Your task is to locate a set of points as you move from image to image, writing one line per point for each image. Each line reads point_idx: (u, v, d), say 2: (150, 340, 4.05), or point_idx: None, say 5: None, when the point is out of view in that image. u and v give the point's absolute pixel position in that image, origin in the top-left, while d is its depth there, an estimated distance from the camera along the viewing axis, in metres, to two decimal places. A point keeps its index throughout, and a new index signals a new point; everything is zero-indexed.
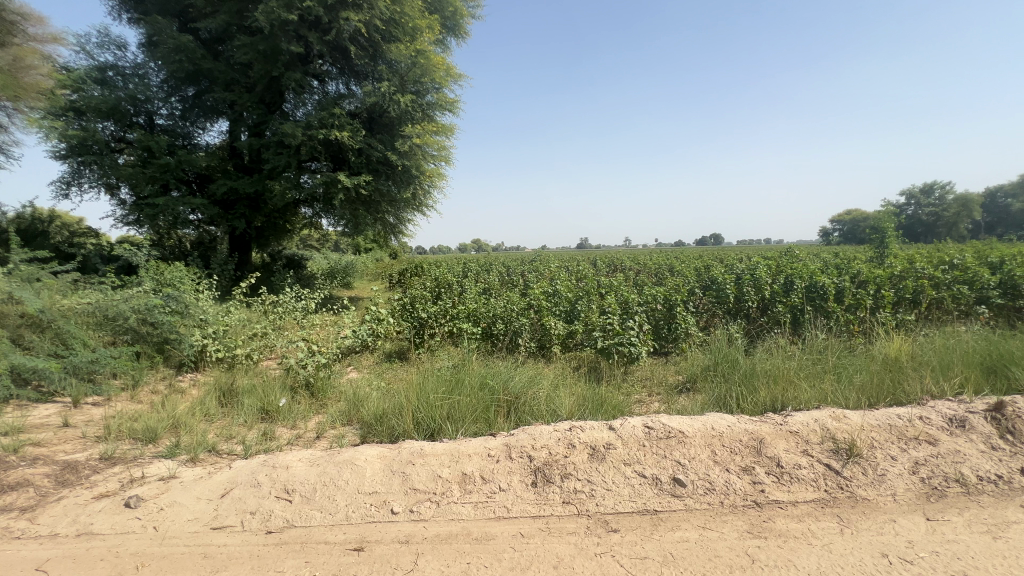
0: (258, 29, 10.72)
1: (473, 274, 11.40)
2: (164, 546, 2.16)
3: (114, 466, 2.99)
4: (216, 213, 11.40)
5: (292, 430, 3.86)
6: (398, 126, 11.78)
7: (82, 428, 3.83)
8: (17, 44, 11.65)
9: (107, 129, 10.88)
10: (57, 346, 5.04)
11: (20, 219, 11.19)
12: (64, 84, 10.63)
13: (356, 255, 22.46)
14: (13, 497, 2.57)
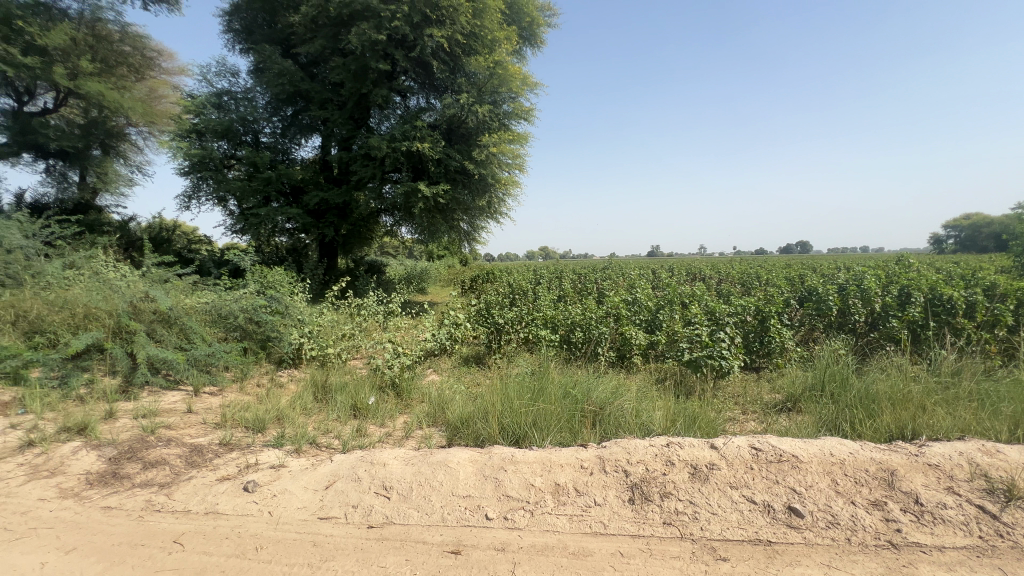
0: (350, 50, 11.51)
1: (546, 281, 11.38)
2: (278, 530, 2.30)
3: (232, 451, 3.27)
4: (309, 222, 12.33)
5: (382, 429, 4.00)
6: (475, 136, 12.07)
7: (202, 415, 4.25)
8: (153, 76, 13.43)
9: (222, 148, 12.20)
10: (182, 340, 5.67)
11: (150, 228, 12.80)
12: (189, 110, 12.08)
13: (430, 261, 23.31)
14: (154, 474, 2.90)
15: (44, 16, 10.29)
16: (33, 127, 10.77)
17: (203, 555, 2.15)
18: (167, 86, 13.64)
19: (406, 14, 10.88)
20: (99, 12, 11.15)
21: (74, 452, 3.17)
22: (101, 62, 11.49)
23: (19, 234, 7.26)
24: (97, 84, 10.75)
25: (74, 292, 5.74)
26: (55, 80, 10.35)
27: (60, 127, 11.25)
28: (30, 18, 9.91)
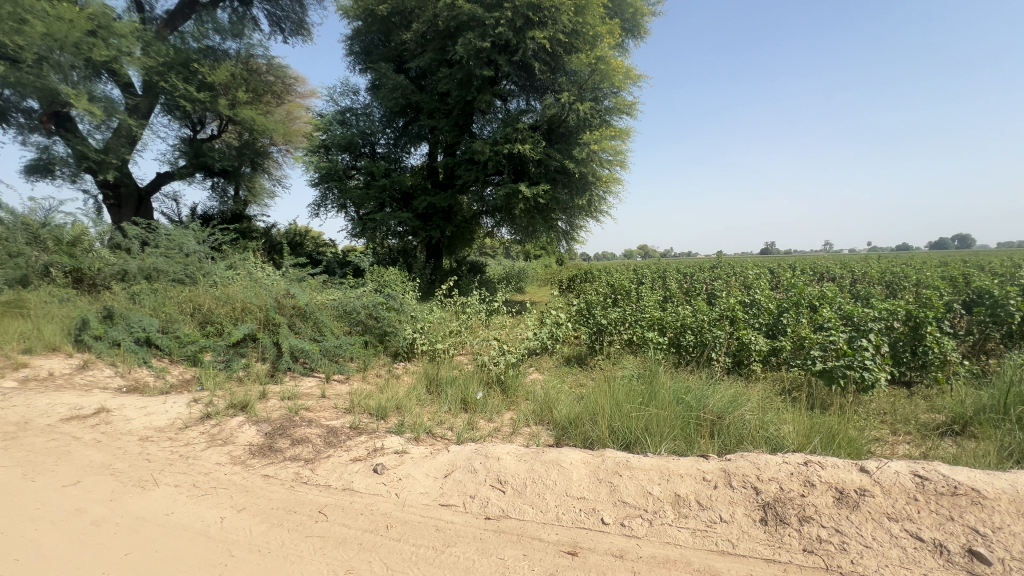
0: (456, 59, 12.06)
1: (650, 280, 10.91)
2: (405, 511, 2.48)
3: (362, 435, 3.60)
4: (418, 225, 13.17)
5: (491, 424, 4.12)
6: (576, 135, 11.96)
7: (333, 400, 4.73)
8: (290, 100, 15.30)
9: (345, 160, 13.53)
10: (315, 333, 6.40)
11: (288, 233, 14.62)
12: (320, 128, 13.59)
13: (528, 261, 23.63)
14: (300, 450, 3.30)
15: (212, 57, 12.29)
16: (203, 151, 12.88)
17: (343, 527, 2.39)
18: (301, 108, 15.45)
19: (510, 19, 11.13)
20: (251, 49, 13.03)
21: (240, 426, 3.72)
22: (252, 91, 13.39)
23: (194, 241, 8.73)
24: (249, 110, 12.55)
25: (233, 289, 6.75)
26: (219, 110, 12.27)
27: (222, 149, 13.34)
28: (203, 60, 11.88)
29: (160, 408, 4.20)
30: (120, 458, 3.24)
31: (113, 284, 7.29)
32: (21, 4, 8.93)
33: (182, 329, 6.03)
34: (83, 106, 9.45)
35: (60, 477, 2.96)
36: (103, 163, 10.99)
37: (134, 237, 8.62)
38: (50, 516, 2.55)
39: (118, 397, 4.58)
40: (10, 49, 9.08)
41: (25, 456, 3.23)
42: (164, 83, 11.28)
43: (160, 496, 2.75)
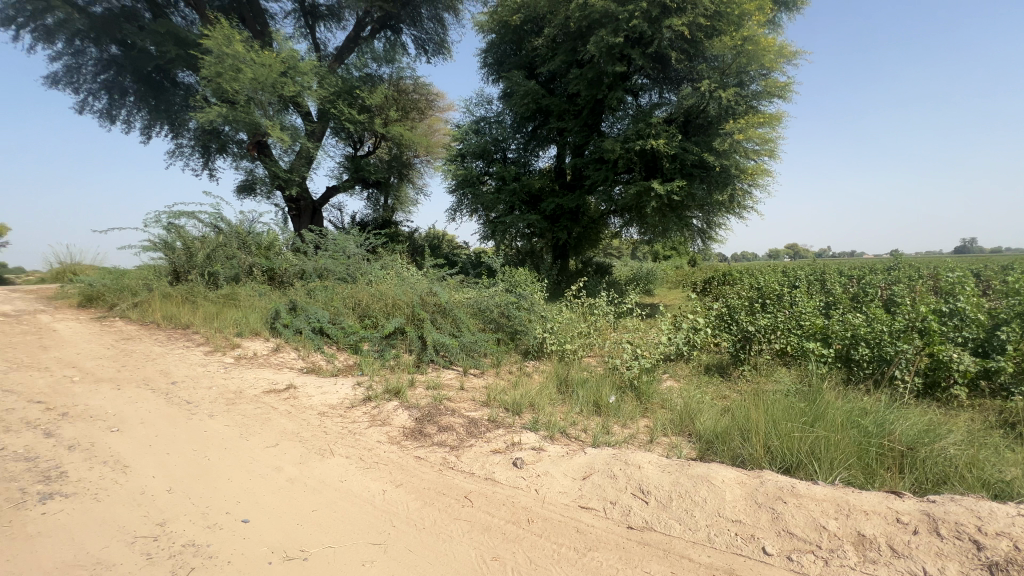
0: (586, 59, 11.98)
1: (805, 283, 9.59)
2: (545, 509, 2.51)
3: (499, 428, 3.75)
4: (546, 226, 13.39)
5: (626, 430, 3.97)
6: (716, 125, 11.05)
7: (471, 392, 5.02)
8: (432, 115, 16.59)
9: (479, 167, 14.35)
10: (454, 328, 6.89)
11: (429, 237, 15.99)
12: (457, 138, 14.61)
13: (657, 262, 22.49)
14: (446, 437, 3.56)
15: (370, 83, 14.06)
16: (362, 166, 14.73)
17: (487, 514, 2.51)
18: (440, 122, 16.64)
19: (645, 10, 10.70)
20: (401, 73, 14.80)
21: (395, 409, 4.16)
22: (401, 110, 14.93)
23: (354, 244, 10.03)
24: (399, 127, 13.99)
25: (385, 287, 7.55)
26: (375, 129, 13.93)
27: (376, 164, 15.13)
28: (363, 86, 13.62)
29: (332, 388, 4.89)
30: (305, 428, 3.83)
31: (296, 282, 8.71)
32: (237, 57, 11.16)
33: (346, 321, 6.95)
34: (276, 135, 11.47)
35: (263, 439, 3.60)
36: (289, 181, 13.20)
37: (310, 242, 10.18)
38: (259, 471, 3.11)
39: (301, 377, 5.44)
40: (230, 93, 11.40)
41: (240, 419, 4.01)
42: (334, 109, 13.16)
43: (336, 465, 3.19)
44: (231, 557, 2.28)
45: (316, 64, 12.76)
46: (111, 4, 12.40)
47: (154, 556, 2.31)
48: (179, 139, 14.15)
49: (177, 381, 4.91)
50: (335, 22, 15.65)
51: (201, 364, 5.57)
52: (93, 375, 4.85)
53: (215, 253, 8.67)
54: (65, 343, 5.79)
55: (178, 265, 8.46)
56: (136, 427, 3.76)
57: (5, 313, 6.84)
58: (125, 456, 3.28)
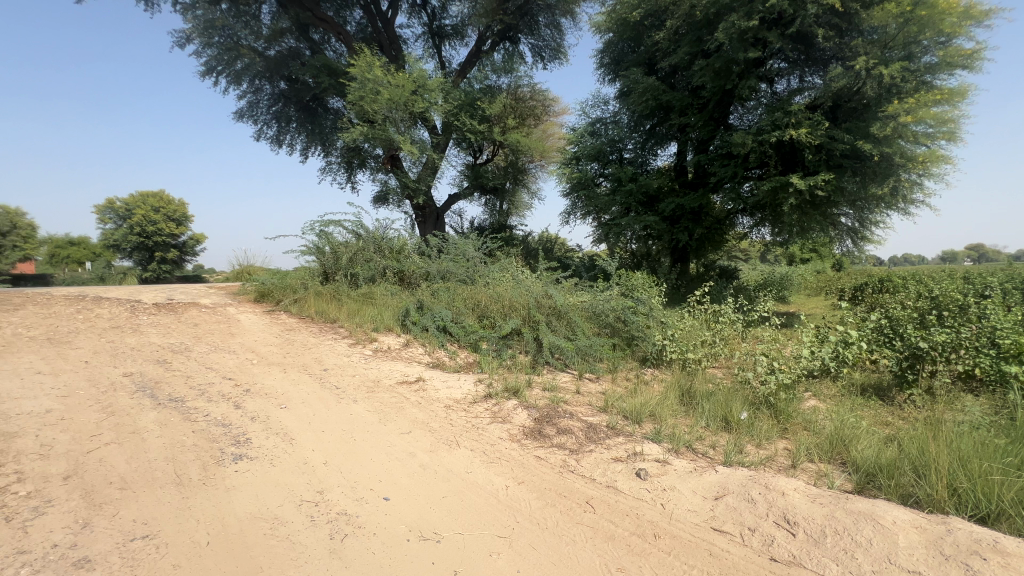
0: (714, 48, 11.17)
1: (998, 293, 7.82)
2: (674, 525, 2.42)
3: (620, 436, 3.66)
4: (664, 228, 12.74)
5: (762, 451, 3.61)
6: (875, 108, 9.56)
7: (588, 397, 4.97)
8: (548, 119, 16.64)
9: (594, 169, 14.21)
10: (569, 332, 6.93)
11: (541, 240, 16.26)
12: (572, 141, 14.62)
13: (792, 265, 20.09)
14: (565, 439, 3.58)
15: (490, 94, 14.74)
16: (481, 173, 15.49)
17: (610, 522, 2.47)
18: (555, 126, 16.64)
19: None
20: (519, 81, 15.28)
21: (515, 408, 4.28)
22: (518, 117, 15.35)
23: (473, 248, 10.58)
24: (516, 134, 14.41)
25: (503, 289, 7.82)
26: (494, 137, 14.54)
27: (494, 170, 15.79)
28: (484, 98, 14.33)
29: (456, 384, 5.20)
30: (434, 419, 4.13)
31: (422, 282, 9.45)
32: (376, 81, 12.45)
33: (467, 320, 7.33)
34: (408, 149, 12.57)
35: (399, 426, 3.95)
36: (416, 190, 14.38)
37: (435, 246, 10.96)
38: (395, 455, 3.42)
39: (428, 371, 5.88)
40: (370, 114, 12.78)
41: (378, 406, 4.45)
42: (457, 122, 14.04)
43: (461, 456, 3.37)
44: (377, 530, 2.55)
45: (443, 81, 13.72)
46: (281, 46, 14.67)
47: (317, 519, 2.68)
48: (329, 157, 16.23)
49: (328, 368, 5.63)
50: (459, 40, 16.69)
51: (347, 354, 6.32)
52: (266, 359, 5.77)
53: (356, 256, 9.74)
54: (246, 332, 6.99)
55: (326, 267, 9.68)
56: (298, 406, 4.38)
57: (205, 305, 8.47)
58: (291, 430, 3.84)
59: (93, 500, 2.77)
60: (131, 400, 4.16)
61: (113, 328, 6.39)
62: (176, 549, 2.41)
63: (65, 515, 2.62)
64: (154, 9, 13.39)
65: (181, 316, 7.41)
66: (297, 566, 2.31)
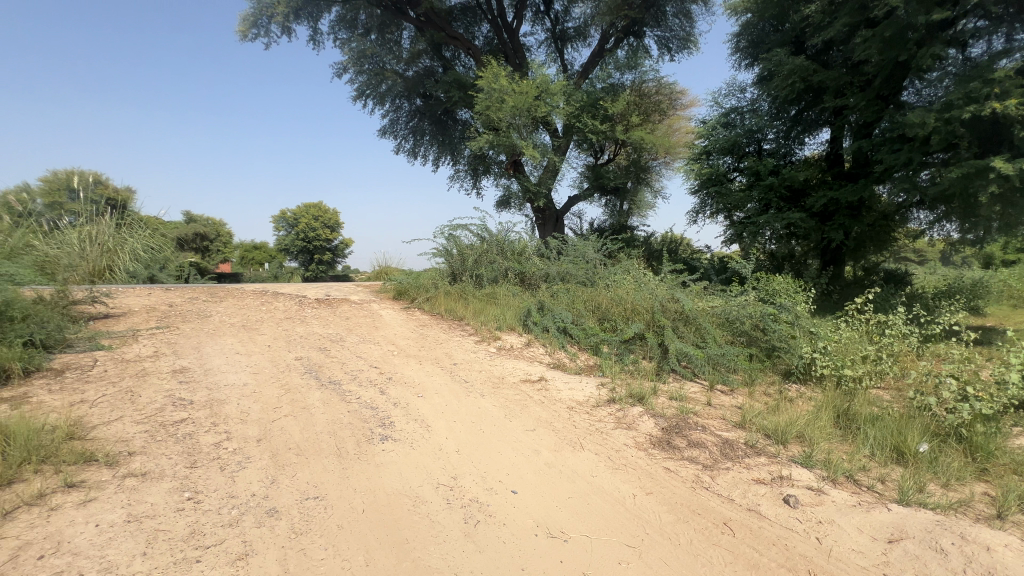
0: (882, 14, 9.56)
1: None
2: (834, 565, 2.30)
3: (761, 456, 3.36)
4: (813, 226, 11.25)
5: (951, 494, 3.02)
6: None
7: (721, 410, 4.58)
8: (674, 113, 15.77)
9: (727, 163, 13.23)
10: (698, 339, 6.50)
11: (665, 241, 15.48)
12: (702, 135, 13.67)
13: (990, 268, 16.27)
14: (697, 453, 3.40)
15: (612, 93, 14.45)
16: (602, 174, 15.26)
17: (753, 550, 2.38)
18: (682, 120, 15.69)
19: None
20: (644, 76, 14.73)
21: (641, 415, 4.15)
22: (643, 113, 14.75)
23: (593, 250, 10.48)
24: (640, 132, 13.90)
25: (625, 292, 7.61)
26: (616, 136, 14.21)
27: (615, 170, 15.42)
28: (607, 97, 14.10)
29: (578, 386, 5.19)
30: (557, 419, 4.18)
31: (543, 284, 9.63)
32: (501, 90, 12.98)
33: (588, 323, 7.26)
34: (530, 153, 12.88)
35: (523, 423, 4.08)
36: (538, 193, 14.67)
37: (555, 248, 11.08)
38: (522, 451, 3.53)
39: (550, 371, 5.97)
40: (496, 122, 13.36)
41: (504, 402, 4.65)
42: (579, 123, 14.04)
43: (586, 459, 3.37)
44: (506, 520, 2.69)
45: (565, 84, 13.82)
46: (418, 67, 16.06)
47: (452, 502, 2.89)
48: (457, 165, 17.37)
49: (458, 362, 6.04)
50: (581, 41, 16.67)
51: (474, 350, 6.70)
52: (404, 352, 6.37)
53: (481, 258, 10.25)
54: (387, 326, 7.80)
55: (454, 268, 10.34)
56: (432, 395, 4.77)
57: (355, 301, 9.64)
58: (428, 418, 4.20)
59: (278, 461, 3.33)
60: (304, 380, 4.93)
61: (287, 319, 7.60)
62: (340, 511, 2.80)
63: (259, 470, 3.20)
64: (319, 47, 15.60)
65: (337, 311, 8.53)
66: (437, 543, 2.53)
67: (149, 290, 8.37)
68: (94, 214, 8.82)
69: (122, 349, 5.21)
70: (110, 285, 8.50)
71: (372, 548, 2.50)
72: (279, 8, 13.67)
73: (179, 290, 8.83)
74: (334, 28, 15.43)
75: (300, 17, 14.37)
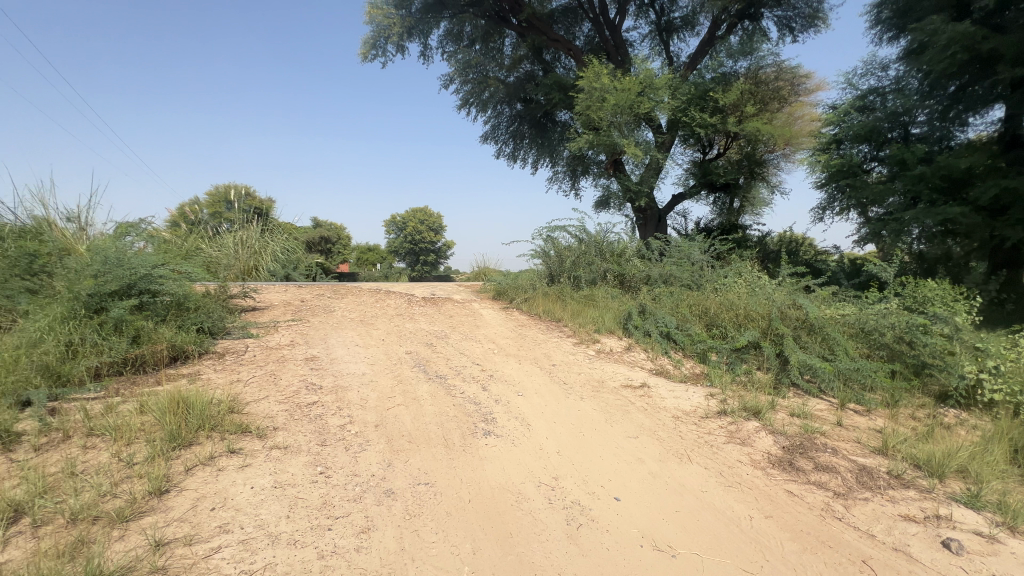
0: None
1: None
2: None
3: (910, 490, 2.98)
4: (980, 222, 9.36)
5: None
6: None
7: (855, 433, 4.04)
8: (795, 100, 14.21)
9: (862, 151, 11.82)
10: (825, 351, 5.80)
11: (783, 241, 14.06)
12: (831, 122, 12.30)
13: None
14: (828, 478, 3.12)
15: (724, 83, 13.47)
16: (710, 170, 14.26)
17: None
18: (805, 107, 14.08)
19: None
20: (761, 62, 13.60)
21: (757, 431, 3.83)
22: (759, 102, 13.48)
23: (700, 251, 9.90)
24: (755, 122, 12.77)
25: (737, 297, 7.05)
26: (728, 129, 13.20)
27: (726, 165, 14.23)
28: (717, 87, 13.18)
29: (684, 394, 4.92)
30: (661, 428, 3.99)
31: (644, 286, 9.30)
32: (603, 88, 12.72)
33: (694, 328, 6.82)
34: (631, 151, 12.46)
35: (625, 429, 3.97)
36: (639, 193, 14.15)
37: (657, 249, 10.62)
38: (624, 458, 3.44)
39: (653, 378, 5.73)
40: (596, 122, 13.15)
41: (604, 406, 4.56)
42: (686, 118, 13.32)
43: (694, 472, 3.22)
44: (610, 527, 2.68)
45: (670, 77, 13.20)
46: (519, 72, 16.45)
47: (554, 502, 2.92)
48: (556, 167, 17.43)
49: (556, 363, 6.06)
50: (689, 30, 15.81)
51: (572, 352, 6.66)
52: (504, 351, 6.55)
53: (579, 259, 10.11)
54: (488, 325, 8.07)
55: (552, 269, 10.33)
56: (532, 395, 4.84)
57: (457, 300, 10.12)
58: (528, 416, 4.27)
59: (393, 446, 3.62)
60: (414, 373, 5.29)
61: (398, 315, 8.20)
62: (448, 498, 2.97)
63: (378, 453, 3.50)
64: (429, 61, 16.62)
65: (441, 309, 9.03)
66: (540, 541, 2.58)
67: (286, 287, 9.57)
68: (246, 221, 10.37)
69: (266, 337, 6.02)
70: (257, 282, 9.88)
71: (479, 538, 2.62)
72: (395, 28, 14.82)
73: (308, 287, 9.98)
74: (442, 42, 16.35)
75: (413, 35, 15.43)
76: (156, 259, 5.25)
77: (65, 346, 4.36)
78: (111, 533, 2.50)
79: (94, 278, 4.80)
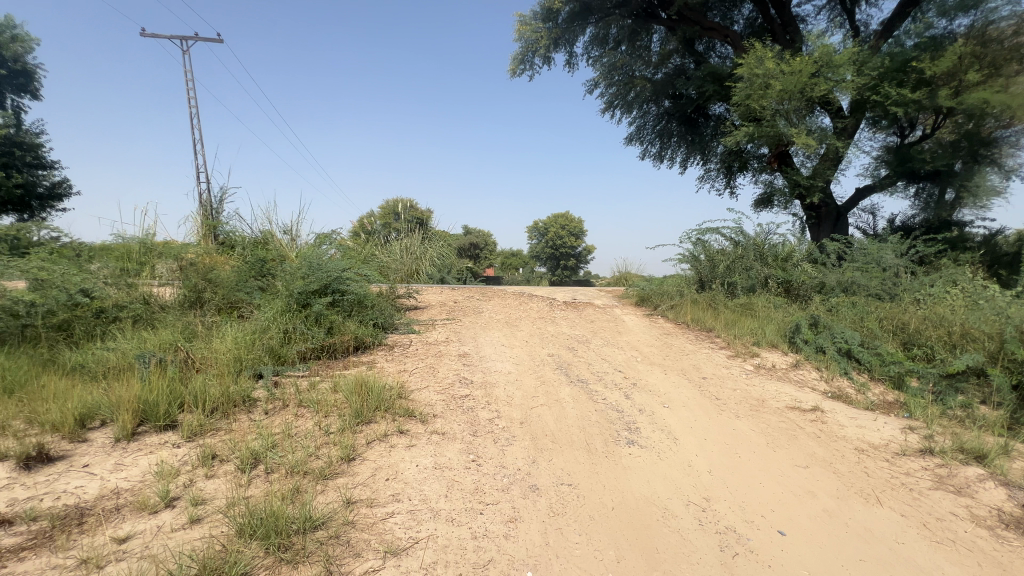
0: None
1: None
2: None
3: None
4: None
5: None
6: None
7: None
8: None
9: None
10: None
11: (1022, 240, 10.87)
12: None
13: None
14: None
15: (932, 48, 11.02)
16: (910, 156, 11.71)
17: None
18: None
19: None
20: (992, 15, 10.74)
21: (982, 480, 3.10)
22: (989, 66, 10.67)
23: (894, 253, 8.34)
24: (981, 92, 10.15)
25: (951, 312, 5.72)
26: (938, 104, 10.75)
27: (934, 148, 11.56)
28: (923, 55, 10.85)
29: (872, 424, 4.16)
30: (839, 459, 3.45)
31: (817, 295, 8.14)
32: (768, 74, 11.38)
33: (885, 347, 5.69)
34: (802, 141, 10.92)
35: (792, 456, 3.51)
36: (811, 187, 12.33)
37: (833, 252, 9.16)
38: (791, 488, 3.06)
39: (828, 401, 4.95)
40: (757, 112, 11.83)
41: (765, 428, 4.08)
42: (877, 95, 11.21)
43: (886, 518, 2.75)
44: (774, 564, 2.44)
45: (856, 51, 11.27)
46: (668, 68, 15.70)
47: (705, 525, 2.74)
48: (708, 164, 16.21)
49: (707, 376, 5.63)
50: None
51: (725, 365, 6.11)
52: (648, 359, 6.31)
53: (735, 264, 9.06)
54: (630, 331, 7.87)
55: (702, 274, 9.30)
56: (679, 408, 4.56)
57: (597, 305, 10.05)
58: (674, 430, 4.04)
59: (538, 444, 3.75)
60: (556, 375, 5.43)
61: (541, 318, 8.49)
62: (591, 502, 2.98)
63: (523, 449, 3.67)
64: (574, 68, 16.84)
65: (582, 313, 9.07)
66: (690, 564, 2.46)
67: (441, 289, 10.60)
68: (411, 231, 11.83)
69: (426, 334, 6.74)
70: (417, 284, 11.13)
71: (623, 548, 2.58)
72: (543, 41, 15.39)
73: (460, 289, 10.91)
74: (588, 48, 16.41)
75: (559, 45, 15.80)
76: (344, 264, 6.25)
77: (283, 333, 5.46)
78: (317, 487, 3.07)
79: (303, 280, 5.92)
